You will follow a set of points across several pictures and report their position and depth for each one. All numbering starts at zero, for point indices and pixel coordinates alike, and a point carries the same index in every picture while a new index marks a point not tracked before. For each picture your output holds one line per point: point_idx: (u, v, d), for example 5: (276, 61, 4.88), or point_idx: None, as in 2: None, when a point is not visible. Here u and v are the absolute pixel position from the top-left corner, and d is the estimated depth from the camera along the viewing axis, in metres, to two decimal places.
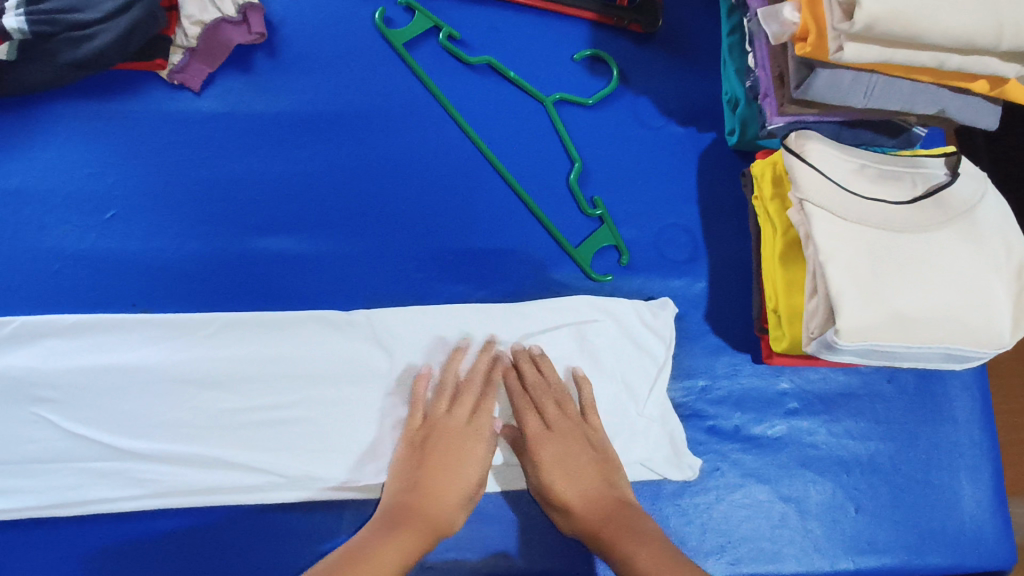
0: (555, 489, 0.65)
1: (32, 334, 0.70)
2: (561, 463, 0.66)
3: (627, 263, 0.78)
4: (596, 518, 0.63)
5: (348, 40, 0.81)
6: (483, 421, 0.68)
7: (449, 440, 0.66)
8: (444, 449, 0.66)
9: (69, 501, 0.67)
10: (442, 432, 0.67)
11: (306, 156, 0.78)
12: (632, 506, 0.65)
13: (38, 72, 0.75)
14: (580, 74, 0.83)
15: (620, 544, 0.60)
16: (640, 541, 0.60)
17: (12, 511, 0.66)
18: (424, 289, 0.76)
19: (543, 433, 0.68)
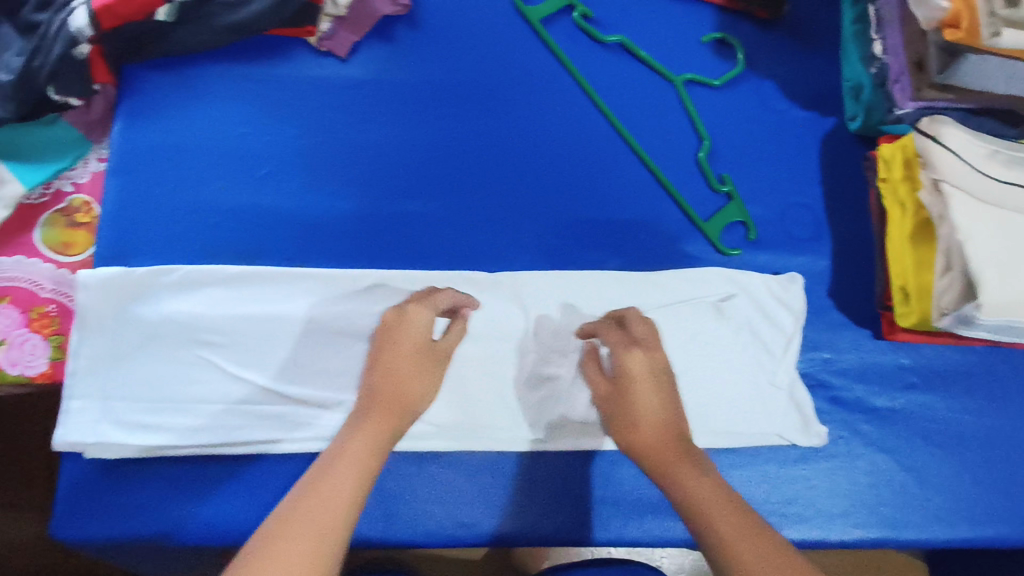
0: (627, 416, 0.59)
1: (195, 283, 0.73)
2: (638, 385, 0.60)
3: (754, 239, 0.81)
4: (660, 446, 0.57)
5: (486, 13, 0.84)
6: (449, 343, 0.64)
7: (401, 357, 0.61)
8: (395, 353, 0.61)
9: (235, 441, 0.70)
10: (403, 337, 0.62)
11: (447, 122, 0.81)
12: (692, 443, 0.58)
13: (196, 34, 0.79)
14: (708, 56, 0.86)
15: (669, 477, 0.55)
16: (705, 479, 0.54)
17: (183, 448, 0.69)
18: (562, 256, 0.79)
19: (630, 346, 0.63)
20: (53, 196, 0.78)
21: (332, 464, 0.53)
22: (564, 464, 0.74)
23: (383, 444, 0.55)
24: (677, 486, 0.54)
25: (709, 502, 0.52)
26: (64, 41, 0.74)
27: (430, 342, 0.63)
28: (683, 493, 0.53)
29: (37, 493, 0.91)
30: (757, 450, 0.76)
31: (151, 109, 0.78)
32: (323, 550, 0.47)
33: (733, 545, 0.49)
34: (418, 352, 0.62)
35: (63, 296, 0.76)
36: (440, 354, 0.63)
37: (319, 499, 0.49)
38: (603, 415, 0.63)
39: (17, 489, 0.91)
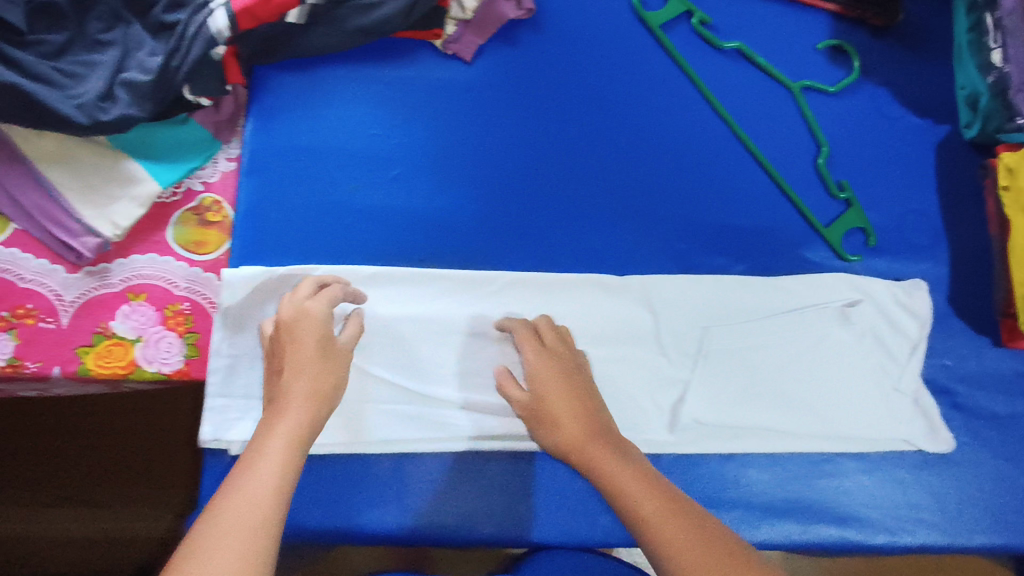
0: (550, 416, 0.67)
1: None
2: (552, 387, 0.68)
3: (874, 244, 0.82)
4: (583, 438, 0.65)
5: (606, 18, 0.85)
6: (303, 332, 0.65)
7: (303, 355, 0.63)
8: (300, 351, 0.63)
9: (376, 441, 0.71)
10: (285, 343, 0.64)
11: (570, 126, 0.82)
12: (617, 435, 0.66)
13: (326, 37, 0.79)
14: (823, 63, 0.87)
15: (605, 470, 0.62)
16: (619, 465, 0.62)
17: (325, 447, 0.70)
18: (687, 260, 0.80)
19: (539, 353, 0.70)
20: (184, 195, 0.80)
21: (248, 454, 0.56)
22: (694, 466, 0.75)
23: (302, 435, 0.58)
24: (603, 475, 0.62)
25: (632, 489, 0.60)
26: (203, 42, 0.74)
27: (322, 330, 0.65)
28: (612, 480, 0.61)
29: (177, 495, 0.96)
30: (884, 455, 0.77)
31: (282, 109, 0.79)
32: (262, 533, 0.49)
33: (658, 526, 0.57)
34: (323, 349, 0.64)
35: (198, 294, 0.77)
36: (330, 343, 0.65)
37: (241, 486, 0.52)
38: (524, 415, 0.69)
39: (158, 491, 0.96)
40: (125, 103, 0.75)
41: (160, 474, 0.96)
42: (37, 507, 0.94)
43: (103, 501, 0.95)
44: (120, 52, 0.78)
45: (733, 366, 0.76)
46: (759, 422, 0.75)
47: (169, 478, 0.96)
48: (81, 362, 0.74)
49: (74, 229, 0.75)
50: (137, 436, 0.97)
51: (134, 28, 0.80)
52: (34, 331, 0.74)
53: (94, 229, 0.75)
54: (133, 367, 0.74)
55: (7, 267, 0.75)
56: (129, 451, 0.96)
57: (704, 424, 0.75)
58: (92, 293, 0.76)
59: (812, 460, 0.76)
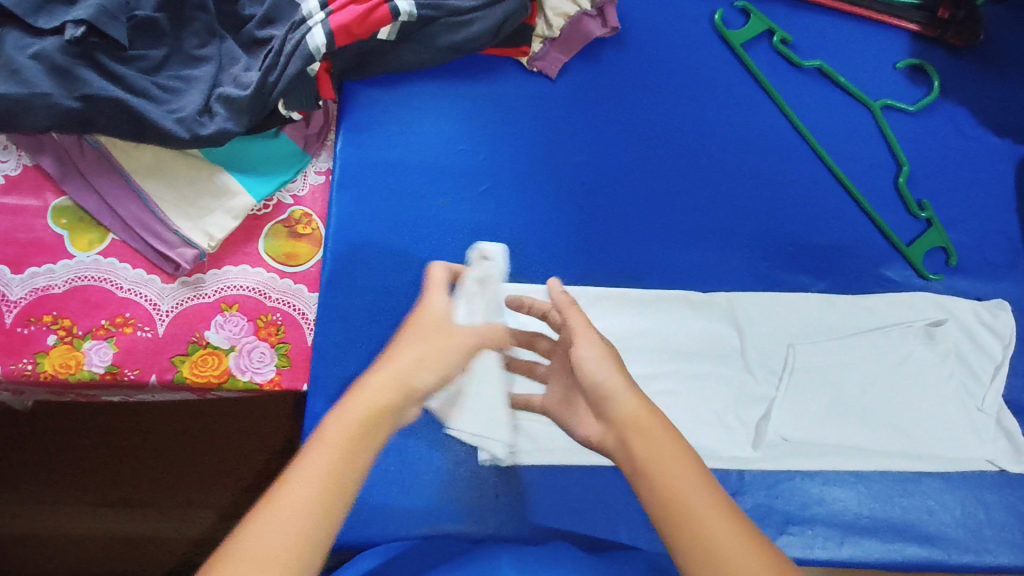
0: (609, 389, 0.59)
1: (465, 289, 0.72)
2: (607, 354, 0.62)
3: (955, 265, 0.82)
4: (644, 425, 0.56)
5: (688, 39, 0.87)
6: (432, 321, 0.66)
7: (422, 339, 0.64)
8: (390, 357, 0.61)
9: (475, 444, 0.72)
10: (424, 325, 0.66)
11: (652, 143, 0.83)
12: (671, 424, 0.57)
13: (417, 53, 0.82)
14: (903, 82, 0.88)
15: (656, 467, 0.53)
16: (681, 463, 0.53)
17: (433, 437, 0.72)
18: (769, 278, 0.80)
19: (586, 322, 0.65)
20: (275, 207, 0.82)
21: (304, 453, 0.50)
22: (778, 484, 0.74)
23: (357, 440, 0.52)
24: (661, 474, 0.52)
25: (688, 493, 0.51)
26: (301, 58, 0.76)
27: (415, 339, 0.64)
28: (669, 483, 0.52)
29: (243, 501, 0.99)
30: (972, 475, 0.76)
31: (372, 124, 0.81)
32: (297, 558, 0.45)
33: (712, 543, 0.48)
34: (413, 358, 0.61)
35: (288, 305, 0.78)
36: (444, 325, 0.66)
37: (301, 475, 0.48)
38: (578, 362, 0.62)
39: (223, 496, 0.99)
40: (221, 117, 0.77)
41: (231, 481, 0.99)
42: (105, 505, 0.97)
43: (168, 503, 0.97)
44: (215, 67, 0.81)
45: (819, 384, 0.76)
46: (840, 439, 0.75)
47: (236, 484, 0.99)
48: (177, 371, 0.75)
49: (169, 239, 0.77)
50: (212, 443, 1.00)
51: (228, 44, 0.83)
52: (132, 340, 0.75)
53: (191, 240, 0.77)
54: (227, 375, 0.75)
55: (106, 277, 0.77)
56: (203, 457, 1.00)
57: (788, 441, 0.74)
58: (187, 303, 0.77)
59: (896, 479, 0.75)
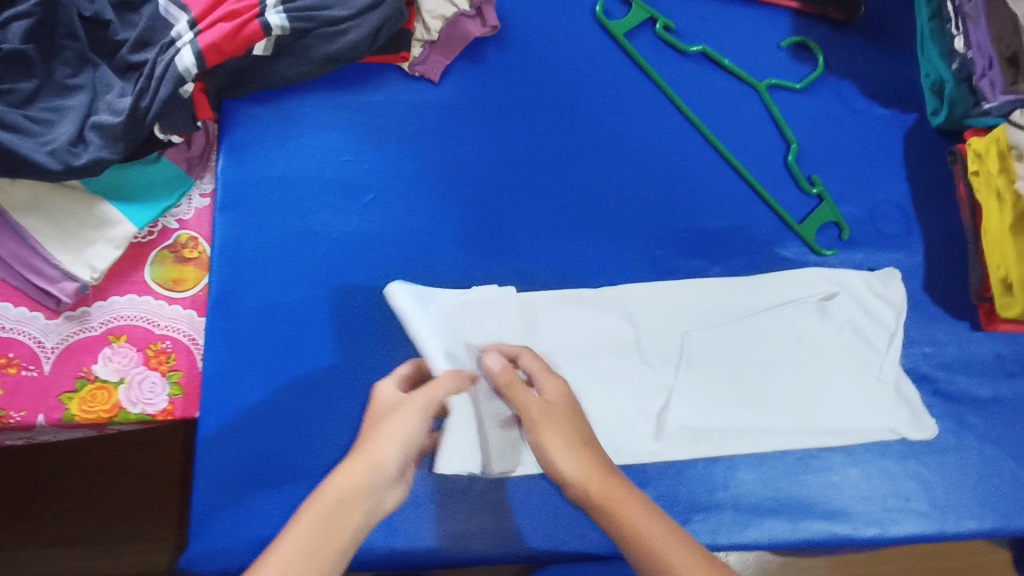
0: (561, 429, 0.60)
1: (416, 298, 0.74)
2: (557, 426, 0.60)
3: (848, 238, 0.82)
4: (594, 482, 0.57)
5: (571, 31, 0.86)
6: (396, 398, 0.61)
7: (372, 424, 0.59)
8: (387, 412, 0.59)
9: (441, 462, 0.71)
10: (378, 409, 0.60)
11: (538, 141, 0.82)
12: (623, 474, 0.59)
13: (293, 66, 0.81)
14: (787, 61, 0.88)
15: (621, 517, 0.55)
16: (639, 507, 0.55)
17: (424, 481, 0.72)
18: (664, 266, 0.80)
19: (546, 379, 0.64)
20: (160, 233, 0.80)
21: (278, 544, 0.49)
22: (682, 473, 0.73)
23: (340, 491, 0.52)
24: (624, 523, 0.54)
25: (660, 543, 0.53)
26: (171, 81, 0.75)
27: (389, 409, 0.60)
28: (638, 538, 0.54)
29: (168, 529, 0.97)
30: (875, 446, 0.76)
31: (252, 143, 0.80)
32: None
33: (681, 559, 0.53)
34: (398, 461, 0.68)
35: (178, 332, 0.77)
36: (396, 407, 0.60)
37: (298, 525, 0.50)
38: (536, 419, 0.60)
39: (145, 527, 0.96)
40: (96, 146, 0.75)
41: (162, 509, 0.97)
42: (31, 550, 0.94)
43: (101, 539, 0.95)
44: (89, 96, 0.79)
45: (716, 371, 0.76)
46: (739, 423, 0.75)
47: (158, 513, 0.97)
48: (65, 409, 0.73)
49: (51, 275, 0.75)
50: (139, 475, 0.98)
51: (101, 70, 0.81)
52: (17, 380, 0.73)
53: (73, 274, 0.75)
54: (118, 409, 0.73)
55: None
56: (131, 490, 0.97)
57: (685, 429, 0.74)
58: (73, 338, 0.75)
59: (798, 456, 0.75)
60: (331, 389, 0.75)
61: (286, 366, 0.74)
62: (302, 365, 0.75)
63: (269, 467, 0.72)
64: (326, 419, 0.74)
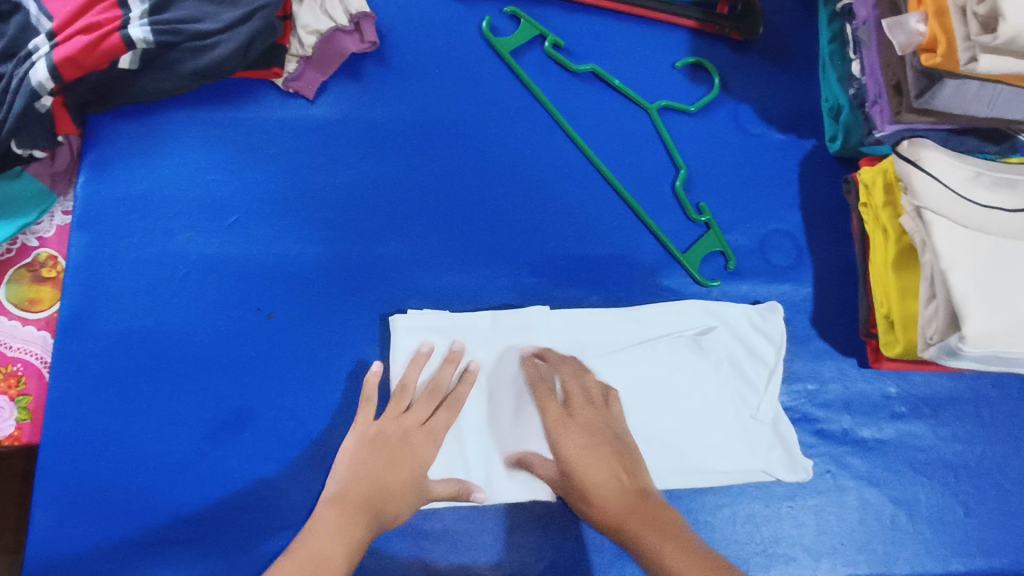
0: (598, 461, 0.68)
1: (431, 324, 0.74)
2: (592, 457, 0.68)
3: (734, 269, 0.79)
4: (620, 509, 0.65)
5: (456, 48, 0.83)
6: (437, 425, 0.69)
7: (393, 449, 0.67)
8: (409, 436, 0.68)
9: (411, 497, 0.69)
10: (393, 432, 0.68)
11: (415, 162, 0.80)
12: (645, 498, 0.66)
13: (160, 80, 0.77)
14: (682, 82, 0.85)
15: (640, 539, 0.62)
16: (661, 532, 0.63)
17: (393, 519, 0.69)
18: (540, 295, 0.77)
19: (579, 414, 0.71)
20: (19, 251, 0.77)
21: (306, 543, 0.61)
22: (541, 514, 0.71)
23: (372, 502, 0.64)
24: (645, 545, 0.62)
25: (676, 559, 0.60)
26: (25, 96, 0.72)
27: (407, 442, 0.68)
28: (658, 556, 0.61)
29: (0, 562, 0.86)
30: (743, 487, 0.74)
31: (114, 161, 0.77)
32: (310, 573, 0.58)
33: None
34: (374, 440, 0.68)
35: (30, 354, 0.74)
36: (431, 434, 0.69)
37: (329, 531, 0.61)
38: (614, 452, 0.69)
39: None
40: None
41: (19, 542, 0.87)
42: None
43: None
44: None
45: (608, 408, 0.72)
46: None
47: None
48: None
49: None
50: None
51: None
52: None
53: None
54: None
55: None
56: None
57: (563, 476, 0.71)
58: None
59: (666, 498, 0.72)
60: (181, 416, 0.71)
61: (134, 393, 0.71)
62: (153, 392, 0.72)
63: (104, 499, 0.69)
64: (171, 452, 0.70)
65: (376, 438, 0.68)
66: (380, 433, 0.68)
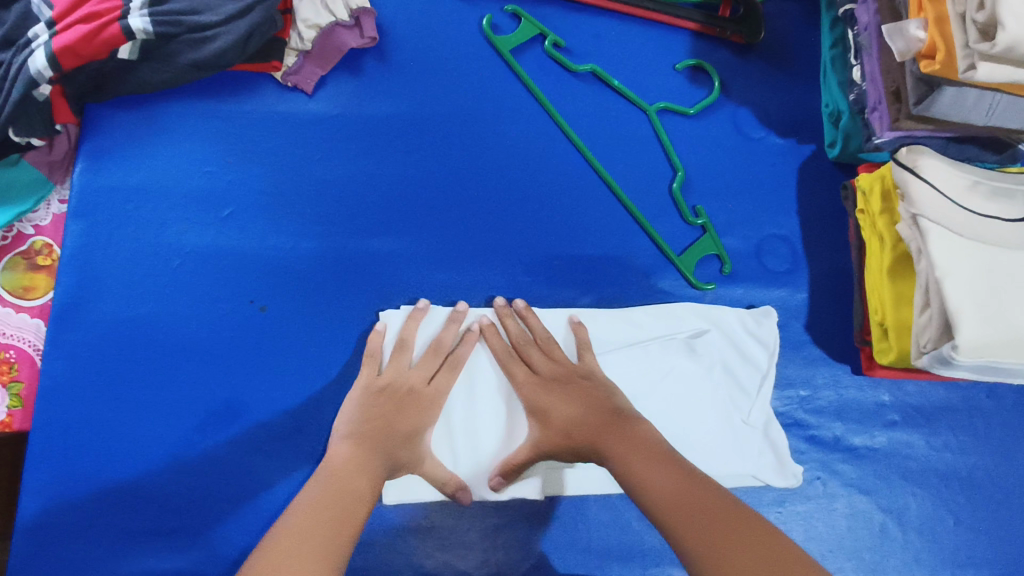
0: (558, 396, 0.69)
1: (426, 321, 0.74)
2: (551, 397, 0.69)
3: (729, 272, 0.79)
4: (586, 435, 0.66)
5: (456, 45, 0.83)
6: (439, 384, 0.70)
7: (398, 399, 0.68)
8: (414, 391, 0.69)
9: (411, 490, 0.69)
10: (399, 386, 0.69)
11: (412, 158, 0.80)
12: (613, 416, 0.67)
13: (159, 72, 0.77)
14: (682, 84, 0.85)
15: (612, 457, 0.64)
16: (630, 445, 0.64)
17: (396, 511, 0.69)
18: (533, 294, 0.77)
19: (537, 358, 0.72)
20: (14, 239, 0.77)
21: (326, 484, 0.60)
22: (529, 514, 0.71)
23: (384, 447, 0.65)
24: (613, 459, 0.63)
25: (639, 467, 0.61)
26: (23, 83, 0.72)
27: (414, 394, 0.69)
28: (626, 466, 0.62)
29: None
30: (732, 491, 0.73)
31: (111, 151, 0.77)
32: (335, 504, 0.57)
33: (649, 479, 0.60)
34: (380, 393, 0.68)
35: (22, 342, 0.74)
36: (435, 393, 0.70)
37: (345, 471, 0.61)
38: (574, 385, 0.70)
39: None
40: None
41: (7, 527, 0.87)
42: None
43: None
44: None
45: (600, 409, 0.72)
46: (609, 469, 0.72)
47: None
48: None
49: None
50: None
51: None
52: None
53: None
54: None
55: None
56: None
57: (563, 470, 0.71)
58: None
59: None
60: (171, 407, 0.71)
61: (125, 382, 0.72)
62: (144, 381, 0.72)
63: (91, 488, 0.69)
64: (160, 442, 0.70)
65: (381, 391, 0.69)
66: (385, 387, 0.69)
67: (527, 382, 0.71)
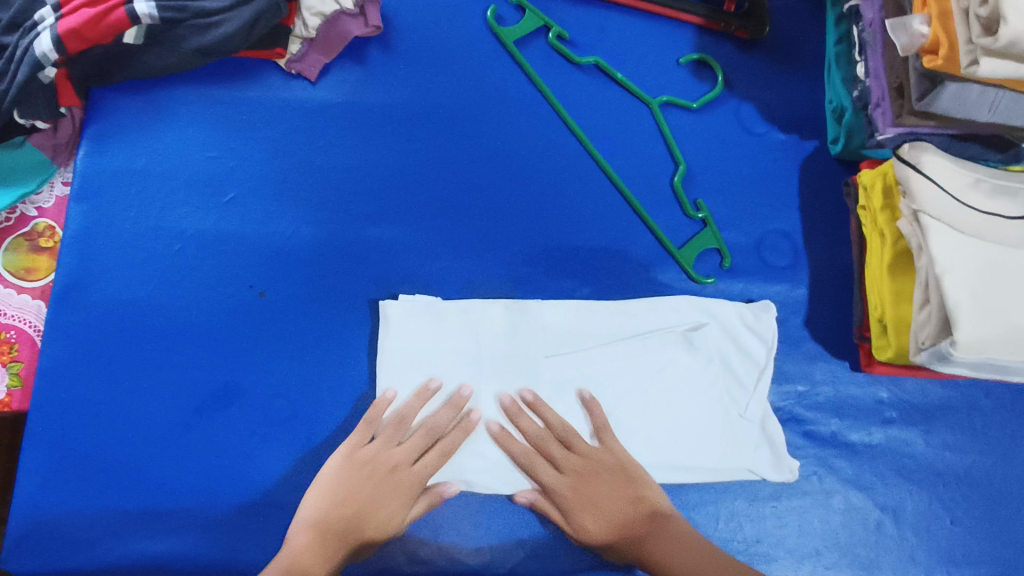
0: (590, 498, 0.69)
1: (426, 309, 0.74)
2: (583, 503, 0.69)
3: (728, 266, 0.79)
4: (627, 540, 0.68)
5: (460, 36, 0.83)
6: (425, 467, 0.69)
7: (375, 484, 0.67)
8: (393, 475, 0.68)
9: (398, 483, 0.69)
10: (382, 466, 0.68)
11: (414, 147, 0.80)
12: (648, 518, 0.68)
13: (165, 57, 0.77)
14: (686, 78, 0.85)
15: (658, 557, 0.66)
16: (678, 548, 0.66)
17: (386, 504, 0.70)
18: (533, 285, 0.77)
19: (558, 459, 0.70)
20: (17, 220, 0.78)
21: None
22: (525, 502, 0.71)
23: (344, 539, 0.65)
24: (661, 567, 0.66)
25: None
26: (28, 66, 0.72)
27: (392, 481, 0.68)
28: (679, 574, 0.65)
29: None
30: (728, 484, 0.73)
31: (114, 134, 0.78)
32: None
33: None
34: (362, 465, 0.68)
35: (24, 322, 0.75)
36: (416, 479, 0.68)
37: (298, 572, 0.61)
38: (608, 484, 0.70)
39: None
40: None
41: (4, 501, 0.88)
42: None
43: None
44: None
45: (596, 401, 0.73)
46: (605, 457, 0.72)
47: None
48: None
49: None
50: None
51: None
52: None
53: None
54: None
55: None
56: None
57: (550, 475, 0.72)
58: None
59: None
60: (170, 389, 0.72)
61: (124, 364, 0.72)
62: (143, 364, 0.72)
63: (89, 467, 0.69)
64: (158, 424, 0.71)
65: (360, 466, 0.68)
66: (367, 462, 0.68)
67: (557, 484, 0.69)
